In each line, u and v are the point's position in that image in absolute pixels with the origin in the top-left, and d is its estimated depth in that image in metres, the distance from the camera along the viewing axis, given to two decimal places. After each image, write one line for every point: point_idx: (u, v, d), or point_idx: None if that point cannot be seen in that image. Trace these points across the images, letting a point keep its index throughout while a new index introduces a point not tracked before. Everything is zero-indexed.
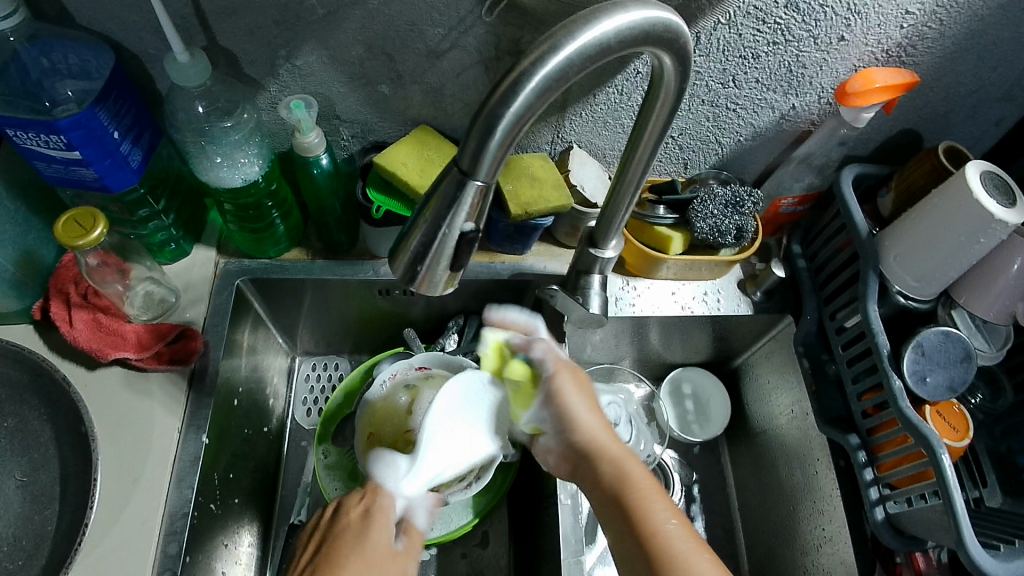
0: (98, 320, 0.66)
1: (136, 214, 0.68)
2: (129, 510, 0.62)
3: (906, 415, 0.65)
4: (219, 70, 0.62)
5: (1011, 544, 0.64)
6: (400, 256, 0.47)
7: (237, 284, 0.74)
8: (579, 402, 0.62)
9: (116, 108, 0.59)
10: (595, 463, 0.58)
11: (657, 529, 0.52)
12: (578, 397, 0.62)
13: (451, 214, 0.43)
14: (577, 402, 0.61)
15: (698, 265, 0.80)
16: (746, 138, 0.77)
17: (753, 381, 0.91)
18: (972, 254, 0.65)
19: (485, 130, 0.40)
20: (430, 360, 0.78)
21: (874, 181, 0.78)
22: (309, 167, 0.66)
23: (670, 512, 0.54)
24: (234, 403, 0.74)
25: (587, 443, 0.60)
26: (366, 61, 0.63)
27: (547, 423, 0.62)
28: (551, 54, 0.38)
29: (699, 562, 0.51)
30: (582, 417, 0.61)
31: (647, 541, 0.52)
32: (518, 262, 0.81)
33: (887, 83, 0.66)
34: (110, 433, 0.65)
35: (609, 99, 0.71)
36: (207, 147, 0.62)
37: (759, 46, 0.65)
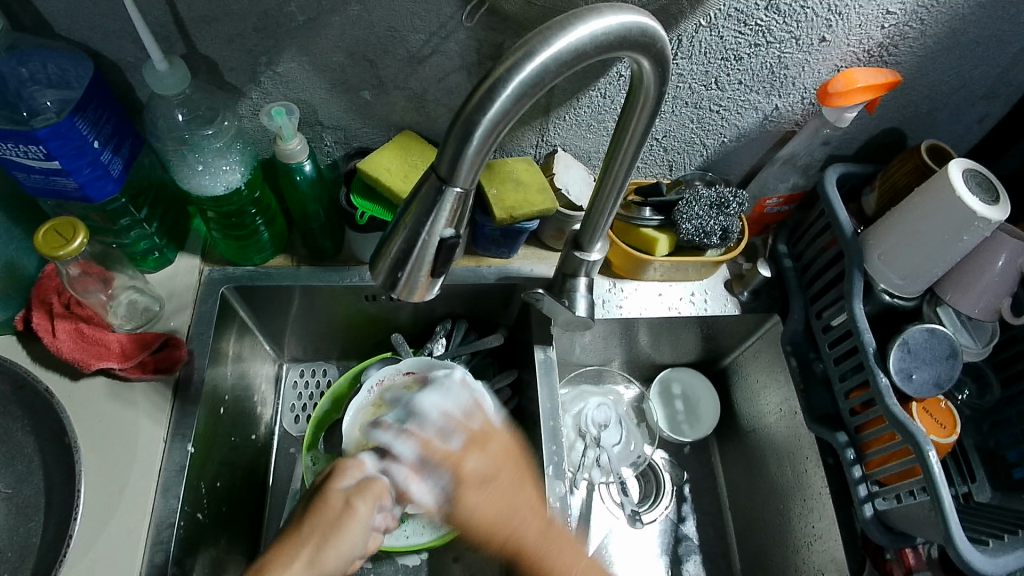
0: (81, 330, 0.66)
1: (119, 223, 0.68)
2: (115, 521, 0.62)
3: (893, 412, 0.66)
4: (200, 78, 0.62)
5: (1000, 539, 0.64)
6: (381, 263, 0.47)
7: (222, 291, 0.74)
8: (474, 496, 0.61)
9: (96, 116, 0.58)
10: (498, 534, 0.60)
11: (570, 570, 0.59)
12: (480, 486, 0.61)
13: (430, 220, 0.43)
14: (476, 494, 0.61)
15: (684, 266, 0.80)
16: (731, 139, 0.77)
17: (742, 380, 0.92)
18: (956, 252, 0.65)
19: (464, 137, 0.40)
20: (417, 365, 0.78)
21: (859, 180, 0.78)
22: (292, 173, 0.66)
23: (575, 554, 0.60)
24: (221, 411, 0.73)
25: (483, 520, 0.60)
26: (348, 67, 0.63)
27: (440, 502, 0.62)
28: (527, 60, 0.38)
29: None
30: (479, 503, 0.60)
31: None
32: (505, 265, 0.81)
33: (868, 83, 0.66)
34: (95, 444, 0.65)
35: (593, 102, 0.71)
36: (188, 155, 0.62)
37: (740, 48, 0.65)
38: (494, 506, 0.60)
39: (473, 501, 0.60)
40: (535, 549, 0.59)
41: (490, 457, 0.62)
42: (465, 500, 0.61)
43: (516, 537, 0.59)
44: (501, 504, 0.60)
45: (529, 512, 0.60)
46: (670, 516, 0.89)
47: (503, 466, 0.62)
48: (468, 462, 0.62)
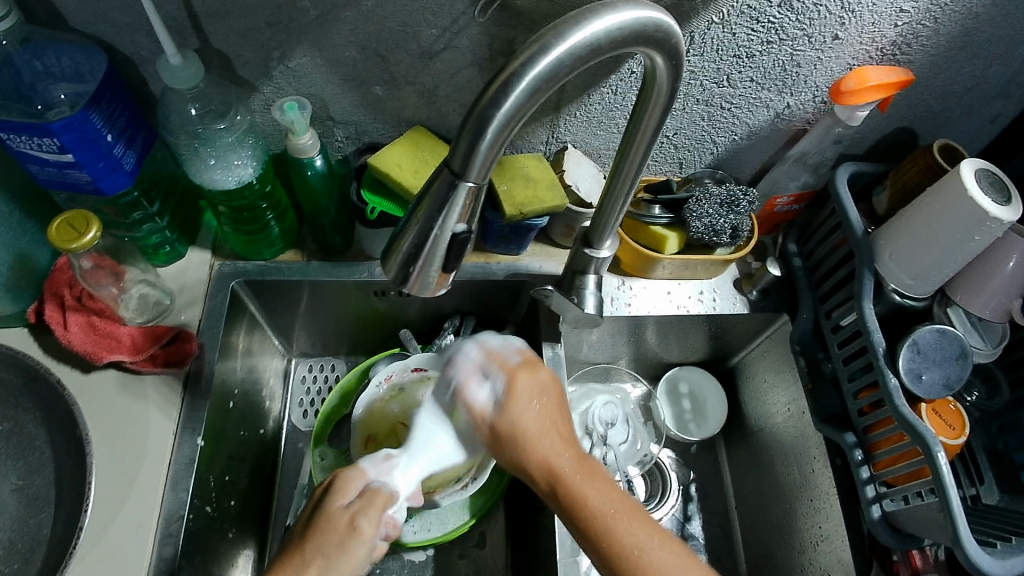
0: (93, 323, 0.66)
1: (131, 217, 0.68)
2: (125, 512, 0.63)
3: (902, 413, 0.65)
4: (213, 72, 0.62)
5: (1008, 542, 0.64)
6: (392, 258, 0.47)
7: (232, 286, 0.74)
8: (527, 408, 0.56)
9: (109, 110, 0.59)
10: (537, 453, 0.54)
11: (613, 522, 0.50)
12: (532, 397, 0.56)
13: (442, 214, 0.43)
14: (539, 436, 0.55)
15: (693, 265, 0.80)
16: (741, 137, 0.77)
17: (749, 379, 0.91)
18: (967, 252, 0.65)
19: (477, 131, 0.40)
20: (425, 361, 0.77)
21: (870, 179, 0.78)
22: (303, 168, 0.66)
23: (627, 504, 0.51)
24: (230, 405, 0.74)
25: (529, 429, 0.55)
26: (360, 62, 0.63)
27: (491, 404, 0.58)
28: (541, 55, 0.38)
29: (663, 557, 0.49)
30: (533, 416, 0.56)
31: (603, 537, 0.50)
32: (514, 262, 0.81)
33: (881, 81, 0.66)
34: (106, 435, 0.65)
35: (603, 99, 0.71)
36: (200, 150, 0.62)
37: (752, 45, 0.65)
38: (540, 419, 0.55)
39: (522, 413, 0.56)
40: (573, 479, 0.52)
41: (542, 387, 0.57)
42: (516, 412, 0.56)
43: (551, 465, 0.53)
44: (549, 417, 0.56)
45: (570, 455, 0.54)
46: (676, 515, 0.89)
47: (552, 403, 0.57)
48: (520, 384, 0.57)
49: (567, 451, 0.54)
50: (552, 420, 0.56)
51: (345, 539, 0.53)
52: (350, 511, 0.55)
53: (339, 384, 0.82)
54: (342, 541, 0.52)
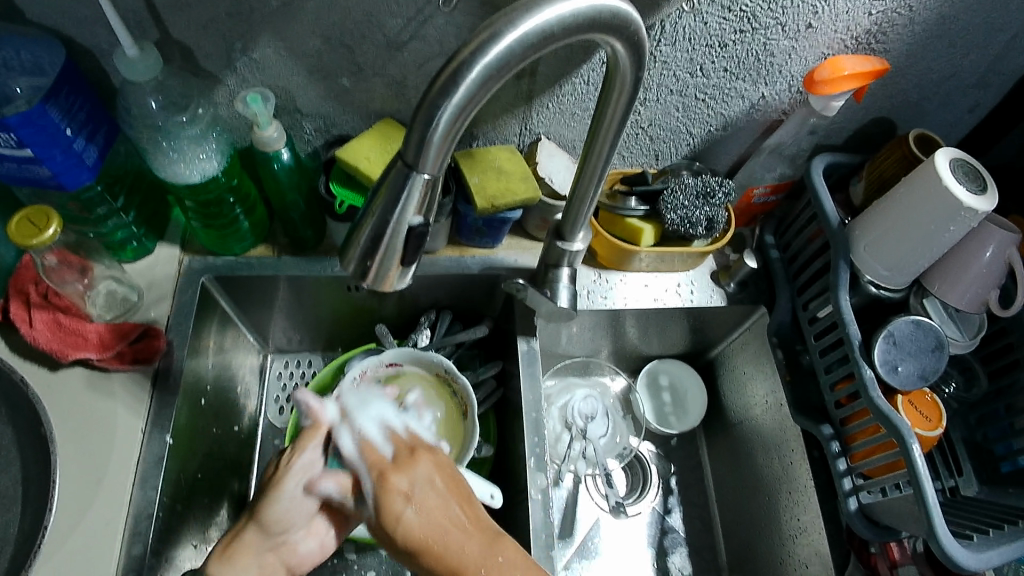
0: (59, 321, 0.65)
1: (95, 212, 0.66)
2: (92, 511, 0.62)
3: (877, 405, 0.65)
4: (173, 64, 0.61)
5: (986, 534, 0.63)
6: (350, 252, 0.46)
7: (202, 281, 0.73)
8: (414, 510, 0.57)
9: (68, 104, 0.57)
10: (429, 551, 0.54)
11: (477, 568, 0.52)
12: (407, 500, 0.58)
13: (399, 207, 0.42)
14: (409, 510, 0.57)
15: (670, 257, 0.79)
16: (717, 128, 0.76)
17: (729, 372, 0.91)
18: (942, 242, 0.65)
19: (427, 122, 0.39)
20: (400, 357, 0.77)
21: (846, 170, 0.77)
22: (270, 162, 0.65)
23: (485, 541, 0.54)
24: (202, 402, 0.73)
25: (417, 533, 0.55)
26: (325, 53, 0.62)
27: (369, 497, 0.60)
28: (491, 42, 0.38)
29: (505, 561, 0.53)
30: (416, 517, 0.56)
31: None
32: (489, 255, 0.80)
33: (855, 71, 0.65)
34: (72, 435, 0.65)
35: (575, 90, 0.70)
36: (161, 143, 0.61)
37: (725, 34, 0.64)
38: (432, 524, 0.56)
39: (414, 476, 0.60)
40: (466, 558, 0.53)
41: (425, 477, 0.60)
42: (398, 512, 0.57)
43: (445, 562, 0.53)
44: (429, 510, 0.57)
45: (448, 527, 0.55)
46: (657, 508, 0.89)
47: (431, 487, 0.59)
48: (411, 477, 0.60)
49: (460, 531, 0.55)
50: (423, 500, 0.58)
51: (277, 474, 0.62)
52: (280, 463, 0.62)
53: (314, 380, 0.81)
54: (273, 478, 0.62)
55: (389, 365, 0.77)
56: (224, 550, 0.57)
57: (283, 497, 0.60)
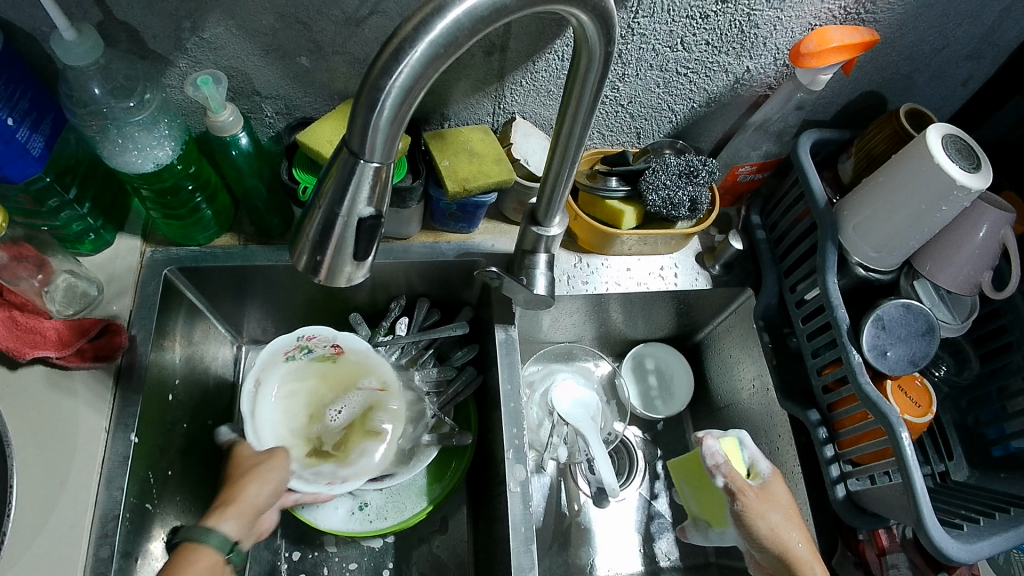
0: (14, 318, 0.62)
1: (46, 205, 0.63)
2: (56, 513, 0.60)
3: (865, 391, 0.63)
4: (120, 46, 0.57)
5: (977, 523, 0.61)
6: (300, 244, 0.43)
7: (164, 273, 0.70)
8: (793, 528, 0.64)
9: (8, 92, 0.54)
10: (783, 539, 0.63)
11: (812, 565, 0.62)
12: (776, 492, 0.66)
13: (347, 198, 0.40)
14: (773, 509, 0.65)
15: (653, 240, 0.76)
16: (700, 105, 0.73)
17: (717, 355, 0.89)
18: (934, 222, 0.62)
19: (371, 106, 0.36)
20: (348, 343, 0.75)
21: (835, 147, 0.74)
22: (227, 148, 0.62)
23: (805, 538, 0.64)
24: (170, 397, 0.71)
25: (794, 539, 0.64)
26: (280, 31, 0.58)
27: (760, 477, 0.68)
28: (436, 16, 0.35)
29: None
30: (787, 505, 0.66)
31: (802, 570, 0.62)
32: (465, 240, 0.77)
33: (843, 43, 0.61)
34: (33, 436, 0.62)
35: (549, 66, 0.66)
36: (111, 130, 0.58)
37: (706, 5, 0.61)
38: (793, 533, 0.64)
39: (778, 489, 0.67)
40: (809, 562, 0.63)
41: (785, 509, 0.65)
42: (790, 541, 0.63)
43: (798, 548, 0.63)
44: (787, 521, 0.65)
45: (803, 544, 0.64)
46: (643, 493, 0.87)
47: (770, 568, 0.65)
48: (767, 507, 0.65)
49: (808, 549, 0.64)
50: (798, 532, 0.64)
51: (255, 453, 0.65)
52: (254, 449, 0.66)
53: None
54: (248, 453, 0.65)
55: (338, 349, 0.75)
56: (229, 504, 0.58)
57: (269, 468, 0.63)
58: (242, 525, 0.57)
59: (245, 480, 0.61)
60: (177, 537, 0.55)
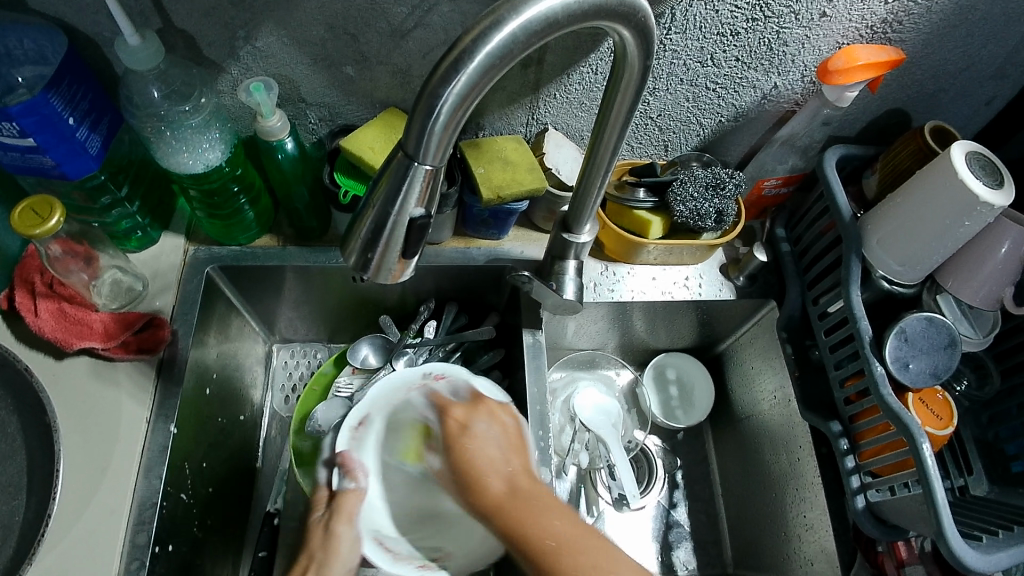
0: (64, 309, 0.65)
1: (99, 201, 0.66)
2: (98, 499, 0.62)
3: (888, 403, 0.64)
4: (176, 52, 0.60)
5: (994, 535, 0.62)
6: (350, 245, 0.45)
7: (207, 271, 0.73)
8: (491, 451, 0.57)
9: (70, 93, 0.57)
10: (494, 492, 0.54)
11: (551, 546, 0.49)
12: (475, 428, 0.59)
13: (399, 198, 0.42)
14: (491, 468, 0.56)
15: (678, 250, 0.78)
16: (728, 119, 0.75)
17: (737, 367, 0.90)
18: (957, 237, 0.63)
19: (428, 112, 0.39)
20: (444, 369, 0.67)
21: (860, 162, 0.76)
22: (273, 151, 0.65)
23: (576, 527, 0.50)
24: (207, 391, 0.73)
25: (504, 502, 0.53)
26: (329, 41, 0.61)
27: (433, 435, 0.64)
28: (493, 30, 0.37)
29: (555, 525, 0.50)
30: (494, 445, 0.57)
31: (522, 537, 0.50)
32: (494, 246, 0.79)
33: (870, 61, 0.63)
34: (77, 424, 0.65)
35: (583, 79, 0.68)
36: (165, 132, 0.61)
37: (737, 23, 0.63)
38: (490, 449, 0.57)
39: (478, 426, 0.59)
40: (525, 506, 0.52)
41: (499, 426, 0.60)
42: (460, 438, 0.59)
43: (498, 491, 0.54)
44: (492, 460, 0.56)
45: (512, 479, 0.55)
46: (662, 502, 0.88)
47: (581, 522, 0.51)
48: (473, 418, 0.60)
49: (510, 474, 0.55)
50: (511, 460, 0.57)
51: (325, 540, 0.59)
52: (325, 520, 0.60)
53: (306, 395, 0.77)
54: (324, 543, 0.59)
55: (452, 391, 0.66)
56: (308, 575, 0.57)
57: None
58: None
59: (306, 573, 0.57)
60: None
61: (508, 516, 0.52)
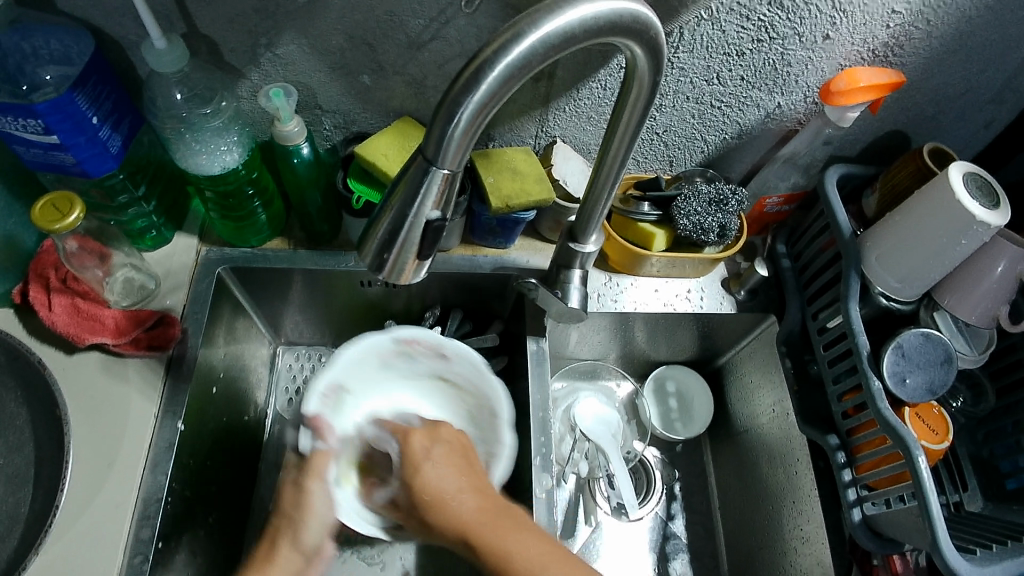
0: (77, 305, 0.66)
1: (116, 200, 0.68)
2: (104, 493, 0.63)
3: (885, 416, 0.65)
4: (199, 57, 0.62)
5: (988, 549, 0.63)
6: (367, 245, 0.47)
7: (218, 272, 0.74)
8: (448, 475, 0.55)
9: (95, 93, 0.59)
10: (454, 517, 0.52)
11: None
12: (430, 457, 0.57)
13: (417, 200, 0.43)
14: (450, 496, 0.54)
15: (681, 263, 0.80)
16: (732, 136, 0.77)
17: (736, 380, 0.91)
18: (954, 255, 0.65)
19: (449, 118, 0.40)
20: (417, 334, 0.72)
21: (860, 181, 0.78)
22: (289, 156, 0.67)
23: (546, 552, 0.50)
24: (214, 390, 0.74)
25: (468, 521, 0.52)
26: (348, 50, 0.63)
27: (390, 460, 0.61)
28: (514, 41, 0.38)
29: (524, 545, 0.50)
30: (440, 471, 0.55)
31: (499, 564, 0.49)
32: (501, 255, 0.81)
33: (871, 83, 0.65)
34: (86, 419, 0.66)
35: (592, 94, 0.70)
36: (186, 134, 0.62)
37: (743, 43, 0.65)
38: (449, 480, 0.55)
39: (428, 460, 0.56)
40: (487, 528, 0.51)
41: (452, 447, 0.59)
42: (419, 462, 0.56)
43: (460, 523, 0.52)
44: (452, 482, 0.55)
45: (470, 502, 0.53)
46: (660, 513, 0.89)
47: (549, 539, 0.51)
48: (433, 443, 0.58)
49: (474, 500, 0.53)
50: (471, 485, 0.55)
51: (297, 497, 0.58)
52: (295, 478, 0.59)
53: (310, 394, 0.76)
54: (296, 500, 0.58)
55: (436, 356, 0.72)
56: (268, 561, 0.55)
57: (310, 529, 0.57)
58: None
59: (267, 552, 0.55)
60: None
61: (474, 542, 0.51)
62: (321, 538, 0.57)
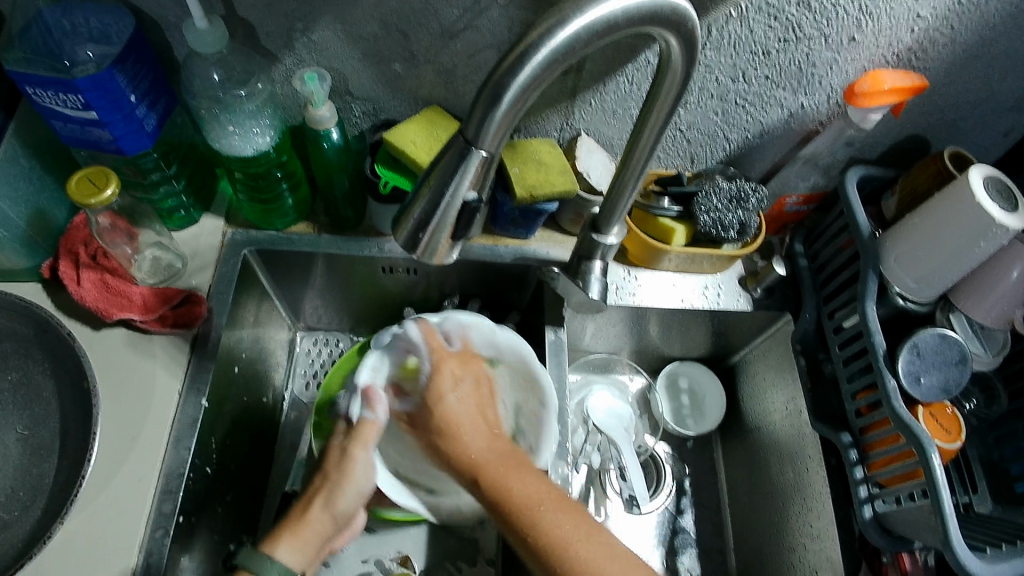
0: (106, 281, 0.67)
1: (149, 177, 0.69)
2: (128, 466, 0.64)
3: (899, 415, 0.66)
4: (236, 39, 0.63)
5: (998, 547, 0.64)
6: (402, 225, 0.47)
7: (244, 254, 0.75)
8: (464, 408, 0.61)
9: (133, 71, 0.60)
10: (466, 450, 0.58)
11: (537, 508, 0.54)
12: (454, 390, 0.62)
13: (455, 180, 0.44)
14: (469, 427, 0.60)
15: (699, 259, 0.80)
16: (753, 136, 0.78)
17: (749, 378, 0.92)
18: (972, 257, 0.65)
19: (492, 100, 0.41)
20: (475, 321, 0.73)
21: (879, 184, 0.79)
22: (319, 140, 0.67)
23: (550, 493, 0.55)
24: (236, 369, 0.74)
25: (478, 457, 0.58)
26: (381, 38, 0.64)
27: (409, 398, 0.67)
28: (559, 27, 0.39)
29: (525, 482, 0.56)
30: (462, 406, 0.61)
31: (505, 499, 0.55)
32: (522, 245, 0.81)
33: (895, 85, 0.66)
34: (113, 393, 0.67)
35: (618, 88, 0.71)
36: (220, 116, 0.64)
37: (770, 42, 0.66)
38: (467, 414, 0.61)
39: (450, 390, 0.63)
40: (496, 467, 0.57)
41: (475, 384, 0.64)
42: (444, 393, 0.62)
43: (472, 456, 0.58)
44: (469, 414, 0.61)
45: (485, 437, 0.59)
46: (669, 507, 0.90)
47: (555, 489, 0.56)
48: (459, 373, 0.64)
49: (483, 439, 0.59)
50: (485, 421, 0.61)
51: (341, 462, 0.64)
52: (343, 444, 0.65)
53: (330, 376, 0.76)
54: (339, 464, 0.64)
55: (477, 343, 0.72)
56: (297, 524, 0.62)
57: (345, 495, 0.63)
58: (305, 556, 0.61)
59: (278, 536, 0.61)
60: (239, 558, 0.57)
61: (482, 476, 0.57)
62: (353, 505, 0.64)
